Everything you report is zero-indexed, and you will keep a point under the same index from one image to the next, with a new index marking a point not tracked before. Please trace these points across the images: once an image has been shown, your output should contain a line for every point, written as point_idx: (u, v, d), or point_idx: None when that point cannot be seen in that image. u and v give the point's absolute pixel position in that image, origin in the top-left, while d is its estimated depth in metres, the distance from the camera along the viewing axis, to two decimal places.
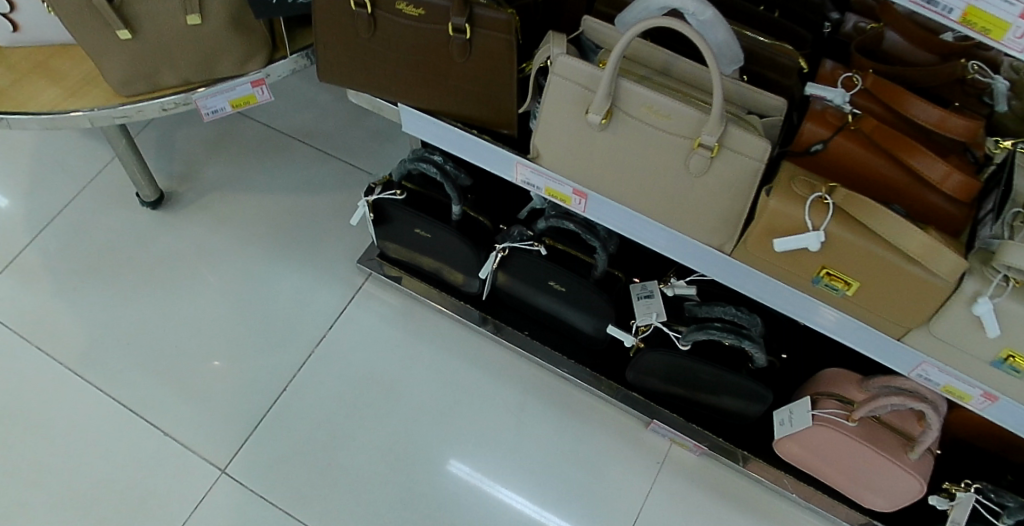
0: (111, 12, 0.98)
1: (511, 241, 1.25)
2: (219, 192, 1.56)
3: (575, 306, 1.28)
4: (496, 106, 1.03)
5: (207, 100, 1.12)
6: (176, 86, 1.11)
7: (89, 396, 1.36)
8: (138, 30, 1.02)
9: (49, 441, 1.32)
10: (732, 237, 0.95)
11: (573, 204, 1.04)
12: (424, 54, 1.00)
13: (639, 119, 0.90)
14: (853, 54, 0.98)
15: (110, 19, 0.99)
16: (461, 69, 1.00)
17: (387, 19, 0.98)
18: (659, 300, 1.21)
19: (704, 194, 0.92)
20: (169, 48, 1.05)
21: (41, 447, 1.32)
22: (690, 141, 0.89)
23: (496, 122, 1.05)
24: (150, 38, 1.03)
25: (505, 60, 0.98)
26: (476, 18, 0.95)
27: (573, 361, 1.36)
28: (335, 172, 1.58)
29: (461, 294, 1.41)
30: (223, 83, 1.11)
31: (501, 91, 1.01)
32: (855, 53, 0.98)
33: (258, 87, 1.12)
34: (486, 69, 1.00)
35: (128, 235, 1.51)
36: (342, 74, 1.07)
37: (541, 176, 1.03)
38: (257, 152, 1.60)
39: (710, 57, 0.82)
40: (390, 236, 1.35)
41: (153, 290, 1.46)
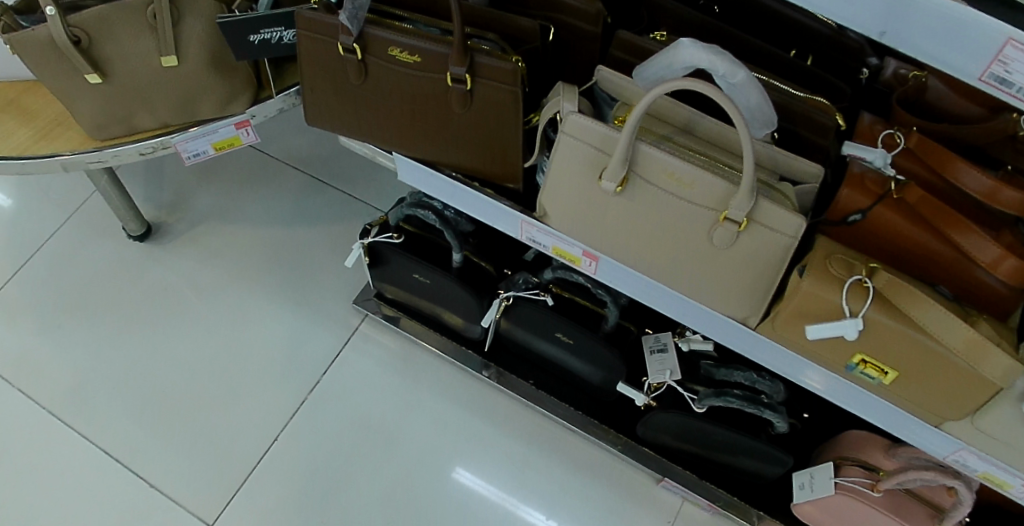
0: (79, 55, 0.90)
1: (515, 290, 1.17)
2: (211, 223, 1.49)
3: (582, 358, 1.20)
4: (500, 158, 0.93)
5: (188, 143, 1.03)
6: (155, 129, 1.03)
7: (73, 444, 1.29)
8: (110, 72, 0.94)
9: (27, 493, 1.25)
10: (757, 310, 0.85)
11: (583, 265, 0.95)
12: (421, 103, 0.91)
13: (658, 187, 0.80)
14: (894, 107, 0.89)
15: (78, 62, 0.91)
16: (461, 119, 0.91)
17: (380, 66, 0.89)
18: (673, 356, 1.14)
19: (730, 268, 0.83)
20: (144, 90, 0.97)
21: (18, 499, 1.25)
22: (715, 213, 0.79)
23: (499, 175, 0.95)
24: (124, 80, 0.96)
25: (511, 111, 0.88)
26: (478, 67, 0.85)
27: (581, 413, 1.28)
28: (332, 203, 1.50)
29: (463, 337, 1.34)
30: (205, 126, 1.02)
31: (506, 143, 0.92)
32: (896, 106, 0.89)
33: (243, 129, 1.03)
34: (488, 121, 0.90)
35: (115, 268, 1.44)
36: (331, 119, 0.98)
37: (548, 235, 0.94)
38: (251, 180, 1.53)
39: (742, 125, 0.73)
40: (387, 278, 1.28)
41: (139, 328, 1.39)
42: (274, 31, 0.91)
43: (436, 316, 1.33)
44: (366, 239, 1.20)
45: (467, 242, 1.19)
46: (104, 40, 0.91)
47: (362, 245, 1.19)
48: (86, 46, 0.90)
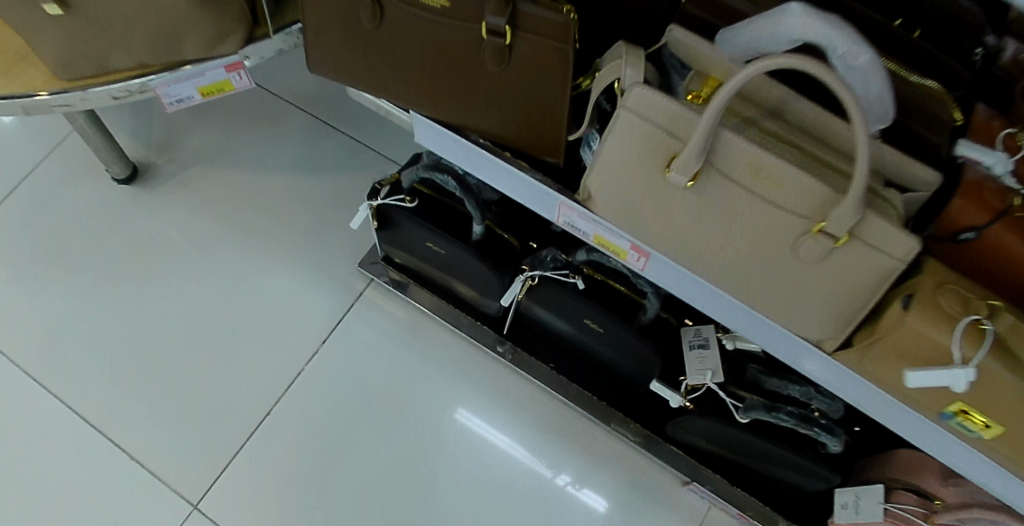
0: None
1: (542, 269, 1.02)
2: (205, 168, 1.36)
3: (613, 350, 1.06)
4: (542, 130, 0.76)
5: (170, 87, 0.90)
6: (130, 70, 0.88)
7: (47, 406, 1.19)
8: (72, 2, 0.80)
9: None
10: (838, 335, 0.71)
11: (630, 259, 0.79)
12: (447, 57, 0.74)
13: (739, 184, 0.64)
14: (1018, 99, 0.72)
15: None
16: (494, 80, 0.74)
17: (399, 9, 0.73)
18: (715, 353, 1.03)
19: (813, 287, 0.68)
20: (116, 25, 0.83)
21: None
22: (807, 223, 0.63)
23: (539, 148, 0.77)
24: (92, 13, 0.81)
25: (558, 75, 0.71)
26: (519, 17, 0.69)
27: (605, 404, 1.17)
28: (340, 151, 1.36)
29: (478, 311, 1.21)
30: (191, 68, 0.89)
31: (547, 110, 0.74)
32: (1020, 98, 0.73)
33: (235, 72, 0.90)
34: (528, 83, 0.73)
35: (99, 212, 1.32)
36: (337, 65, 0.81)
37: (589, 222, 0.77)
38: (251, 121, 1.39)
39: (860, 115, 0.56)
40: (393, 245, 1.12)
41: (124, 280, 1.27)
42: None
43: (448, 288, 1.19)
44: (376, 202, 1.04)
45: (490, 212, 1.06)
46: None
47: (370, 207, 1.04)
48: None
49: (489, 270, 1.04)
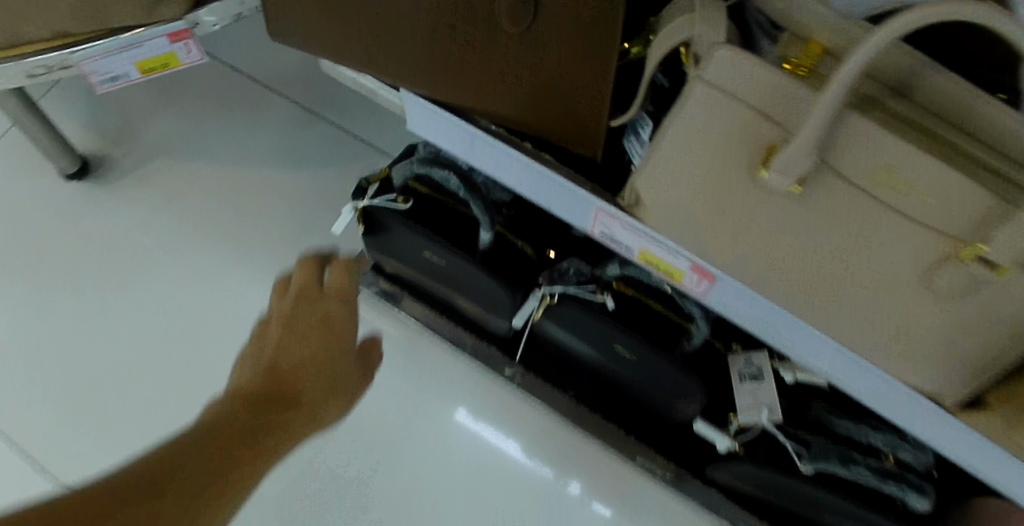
0: None
1: (563, 285, 0.84)
2: (168, 161, 1.18)
3: (648, 382, 0.87)
4: (575, 113, 0.56)
5: (100, 63, 0.72)
6: (42, 43, 0.70)
7: None
8: None
9: None
10: (965, 390, 0.54)
11: (686, 282, 0.60)
12: (447, 14, 0.55)
13: (859, 188, 0.45)
14: None
15: None
16: (508, 47, 0.55)
17: None
18: (772, 387, 0.85)
19: (945, 328, 0.50)
20: None
21: None
22: (952, 245, 0.45)
23: (570, 138, 0.58)
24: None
25: (599, 42, 0.52)
26: None
27: (635, 440, 0.99)
28: (323, 140, 1.18)
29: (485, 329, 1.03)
30: (126, 41, 0.70)
31: (578, 93, 0.55)
32: None
33: (181, 43, 0.72)
34: (553, 53, 0.54)
35: (47, 214, 1.15)
36: (306, 29, 0.63)
37: (634, 233, 0.59)
38: (220, 108, 1.21)
39: None
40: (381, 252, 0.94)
41: (73, 293, 1.10)
42: None
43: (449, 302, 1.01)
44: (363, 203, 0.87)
45: (500, 216, 0.88)
46: None
47: (356, 208, 0.86)
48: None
49: (497, 286, 0.85)
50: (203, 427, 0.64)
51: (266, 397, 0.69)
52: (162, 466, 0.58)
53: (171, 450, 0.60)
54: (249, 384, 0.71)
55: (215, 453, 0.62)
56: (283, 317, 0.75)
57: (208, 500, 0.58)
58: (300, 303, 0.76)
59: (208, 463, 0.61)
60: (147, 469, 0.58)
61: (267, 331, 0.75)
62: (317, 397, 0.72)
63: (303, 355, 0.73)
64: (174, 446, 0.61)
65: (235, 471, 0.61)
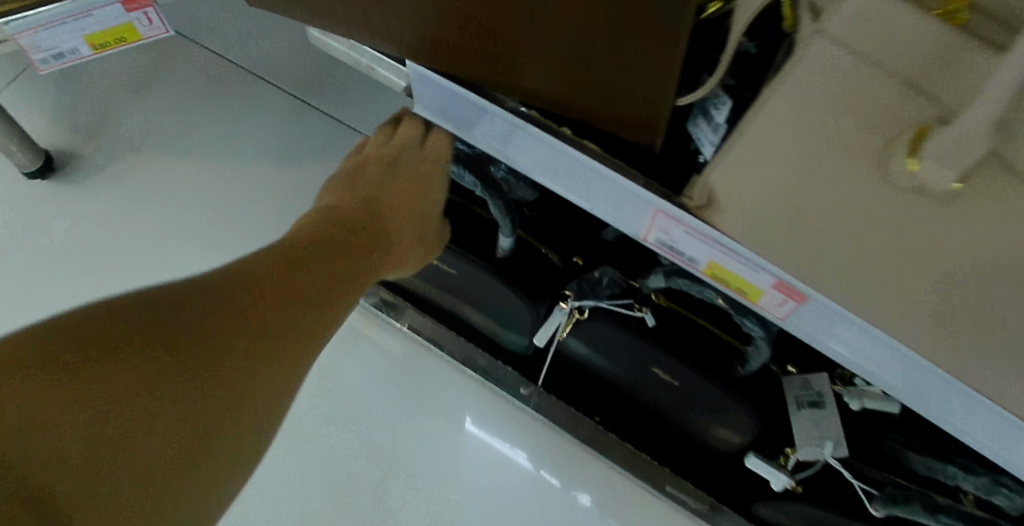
0: None
1: (594, 298, 0.72)
2: (144, 156, 1.07)
3: (693, 410, 0.75)
4: (634, 88, 0.43)
5: (41, 34, 0.60)
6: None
7: None
8: None
9: None
10: None
11: (766, 302, 0.48)
12: None
13: None
14: None
15: None
16: (518, 38, 0.43)
17: None
18: (835, 414, 0.73)
19: None
20: None
21: None
22: None
23: (629, 116, 0.45)
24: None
25: (636, 42, 0.41)
26: None
27: (672, 473, 0.87)
28: (317, 133, 1.07)
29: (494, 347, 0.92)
30: (71, 11, 0.57)
31: (608, 96, 0.45)
32: None
33: (139, 13, 0.59)
34: (574, 51, 0.43)
35: (13, 215, 1.05)
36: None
37: (700, 242, 0.47)
38: (204, 98, 1.09)
39: None
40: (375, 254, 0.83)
41: (41, 302, 1.01)
42: None
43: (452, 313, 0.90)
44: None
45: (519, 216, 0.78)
46: None
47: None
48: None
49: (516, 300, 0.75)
50: (242, 279, 0.56)
51: (331, 250, 0.64)
52: (184, 316, 0.50)
53: (224, 296, 0.54)
54: (309, 237, 0.65)
55: (233, 321, 0.52)
56: (354, 168, 0.73)
57: (252, 359, 0.52)
58: (367, 156, 0.74)
59: (271, 312, 0.56)
60: (200, 308, 0.51)
61: (360, 174, 0.72)
62: (376, 239, 0.69)
63: (372, 209, 0.70)
64: (191, 298, 0.52)
65: (280, 357, 0.54)
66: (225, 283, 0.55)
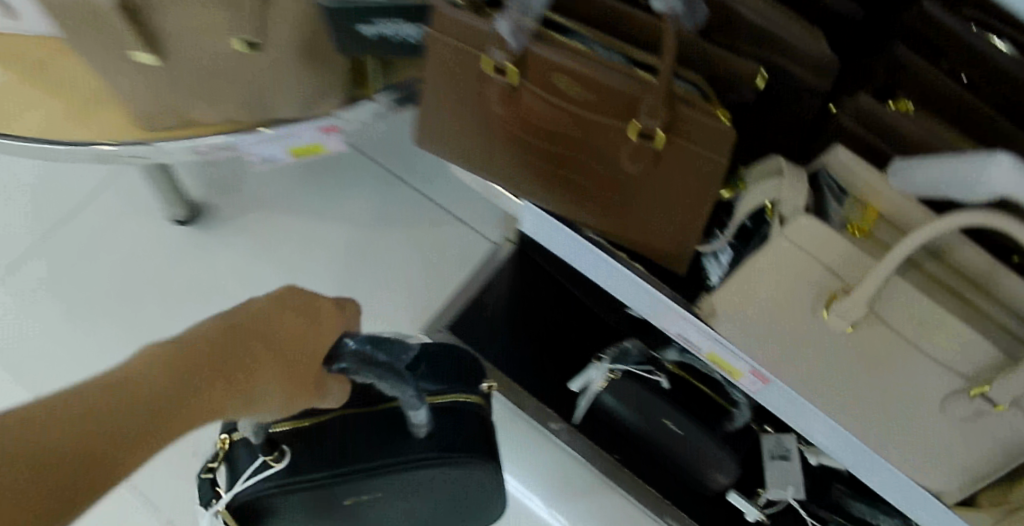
0: (128, 30, 0.78)
1: (626, 364, 0.99)
2: (263, 213, 1.34)
3: (692, 454, 0.98)
4: (673, 230, 0.71)
5: (263, 146, 0.94)
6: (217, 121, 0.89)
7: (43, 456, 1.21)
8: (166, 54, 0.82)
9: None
10: (966, 491, 0.65)
11: (744, 380, 0.74)
12: (579, 151, 0.69)
13: (902, 335, 0.57)
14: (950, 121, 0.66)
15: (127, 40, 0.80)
16: (603, 195, 0.72)
17: (536, 96, 0.67)
18: (797, 465, 0.97)
19: (951, 440, 0.61)
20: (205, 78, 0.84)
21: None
22: (965, 383, 0.57)
23: (658, 249, 0.74)
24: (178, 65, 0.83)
25: (672, 218, 0.70)
26: (677, 120, 0.62)
27: (674, 506, 1.08)
28: (403, 202, 1.34)
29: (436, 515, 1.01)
30: (284, 131, 0.91)
31: (641, 236, 0.74)
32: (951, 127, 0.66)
33: (327, 135, 0.93)
34: (636, 212, 0.72)
35: (159, 249, 1.32)
36: (449, 143, 0.78)
37: (705, 337, 0.73)
38: (319, 172, 1.36)
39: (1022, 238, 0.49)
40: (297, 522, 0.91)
41: (171, 324, 1.27)
42: (397, 27, 0.76)
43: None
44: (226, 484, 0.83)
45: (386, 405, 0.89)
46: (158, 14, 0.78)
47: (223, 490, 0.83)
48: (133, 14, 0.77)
49: (436, 462, 0.87)
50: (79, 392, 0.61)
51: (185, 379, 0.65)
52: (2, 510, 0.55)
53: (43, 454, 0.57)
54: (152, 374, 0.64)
55: (124, 399, 0.62)
56: (246, 312, 0.71)
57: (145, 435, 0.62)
58: (256, 308, 0.72)
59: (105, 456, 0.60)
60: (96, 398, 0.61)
61: (252, 319, 0.71)
62: (247, 364, 0.68)
63: (254, 347, 0.69)
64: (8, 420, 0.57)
65: (134, 431, 0.61)
66: (36, 412, 0.58)
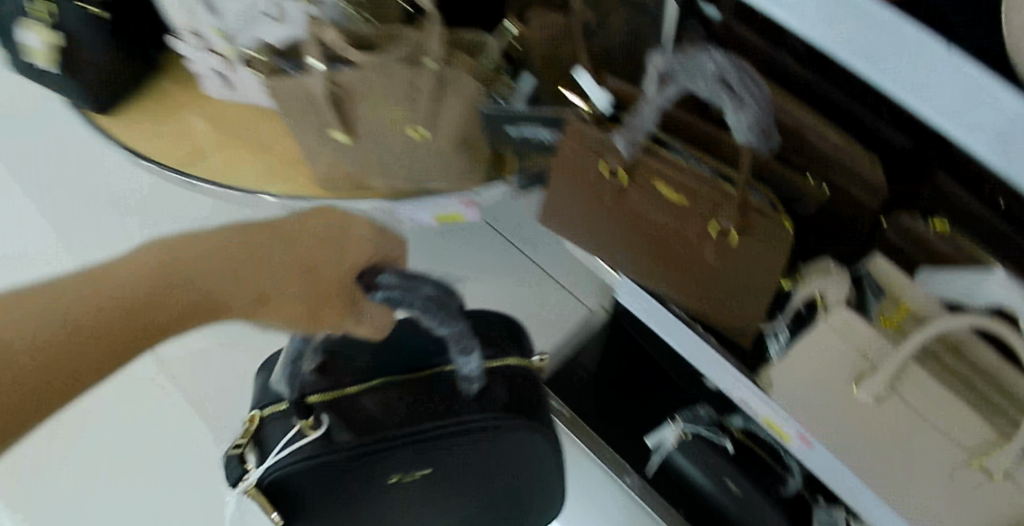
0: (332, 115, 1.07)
1: (697, 426, 1.17)
2: None
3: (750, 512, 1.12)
4: (739, 309, 0.88)
5: (416, 207, 1.21)
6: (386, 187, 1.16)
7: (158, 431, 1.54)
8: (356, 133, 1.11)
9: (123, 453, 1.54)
10: None
11: (793, 444, 0.89)
12: (670, 241, 0.88)
13: (916, 409, 0.71)
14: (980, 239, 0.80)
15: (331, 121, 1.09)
16: (687, 276, 0.90)
17: (640, 196, 0.87)
18: None
19: (960, 506, 0.73)
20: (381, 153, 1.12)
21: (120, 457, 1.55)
22: (967, 454, 0.70)
23: (729, 324, 0.91)
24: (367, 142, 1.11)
25: (752, 294, 0.86)
26: (747, 224, 0.80)
27: None
28: (512, 264, 1.56)
29: (479, 488, 1.13)
30: (434, 196, 1.19)
31: (717, 312, 0.91)
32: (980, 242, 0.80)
33: (466, 204, 1.20)
34: (720, 289, 0.88)
35: None
36: (566, 224, 0.99)
37: (764, 405, 0.89)
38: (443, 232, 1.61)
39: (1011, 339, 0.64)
40: (343, 500, 1.05)
41: None
42: (534, 131, 1.00)
43: (431, 499, 1.11)
44: (256, 462, 0.97)
45: (412, 376, 1.01)
46: (357, 104, 1.07)
47: (251, 464, 0.97)
48: (337, 102, 1.06)
49: (486, 425, 0.99)
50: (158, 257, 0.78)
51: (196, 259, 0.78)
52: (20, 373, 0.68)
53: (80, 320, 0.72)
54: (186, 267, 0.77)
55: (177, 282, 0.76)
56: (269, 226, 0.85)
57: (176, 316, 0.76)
58: (287, 231, 0.84)
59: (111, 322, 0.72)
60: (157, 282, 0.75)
61: (283, 234, 0.84)
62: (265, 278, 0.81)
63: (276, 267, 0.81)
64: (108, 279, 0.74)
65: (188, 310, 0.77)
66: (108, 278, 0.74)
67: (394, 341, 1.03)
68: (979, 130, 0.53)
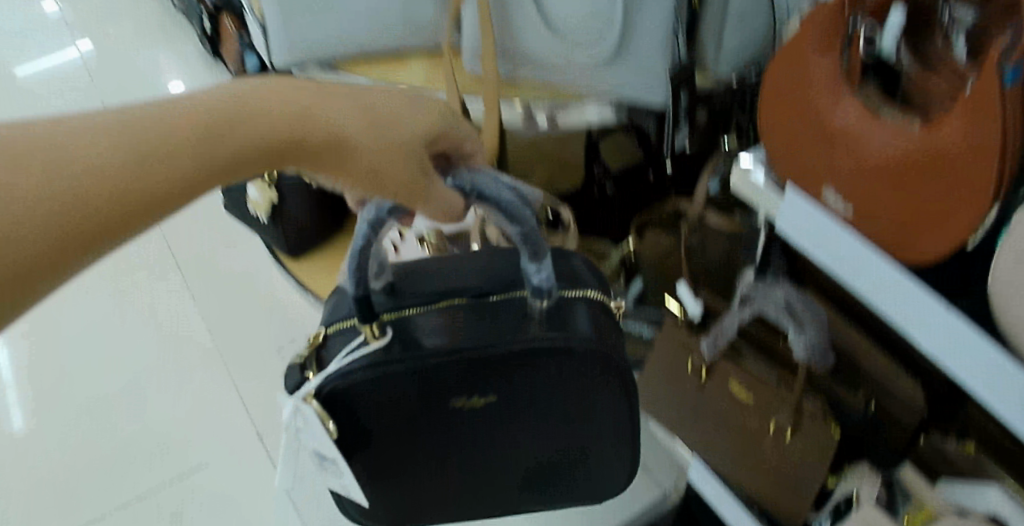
0: None
1: None
2: None
3: None
4: (792, 500, 1.06)
5: None
6: None
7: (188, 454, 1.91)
8: None
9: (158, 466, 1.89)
10: None
11: None
12: (737, 432, 1.09)
13: None
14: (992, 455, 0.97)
15: None
16: (749, 464, 1.10)
17: (717, 391, 1.09)
18: None
19: None
20: None
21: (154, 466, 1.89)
22: None
23: (783, 510, 1.08)
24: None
25: (793, 490, 1.04)
26: (801, 426, 1.00)
27: None
28: None
29: (537, 433, 1.19)
30: None
31: (771, 499, 1.09)
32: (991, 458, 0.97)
33: None
34: (774, 477, 1.07)
35: None
36: (652, 404, 1.22)
37: None
38: None
39: None
40: (402, 428, 1.13)
41: None
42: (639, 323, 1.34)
43: (487, 443, 1.19)
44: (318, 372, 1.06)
45: (479, 299, 1.08)
46: None
47: (313, 374, 1.05)
48: None
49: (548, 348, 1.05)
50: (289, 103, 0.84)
51: (252, 110, 0.82)
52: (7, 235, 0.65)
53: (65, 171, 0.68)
54: (269, 117, 0.82)
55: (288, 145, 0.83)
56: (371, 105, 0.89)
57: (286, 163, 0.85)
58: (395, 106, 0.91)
59: (242, 172, 0.81)
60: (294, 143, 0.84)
61: (377, 106, 0.89)
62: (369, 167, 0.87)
63: (377, 147, 0.87)
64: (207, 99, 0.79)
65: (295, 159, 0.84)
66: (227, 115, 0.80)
67: (484, 267, 1.13)
68: (1001, 393, 0.82)
